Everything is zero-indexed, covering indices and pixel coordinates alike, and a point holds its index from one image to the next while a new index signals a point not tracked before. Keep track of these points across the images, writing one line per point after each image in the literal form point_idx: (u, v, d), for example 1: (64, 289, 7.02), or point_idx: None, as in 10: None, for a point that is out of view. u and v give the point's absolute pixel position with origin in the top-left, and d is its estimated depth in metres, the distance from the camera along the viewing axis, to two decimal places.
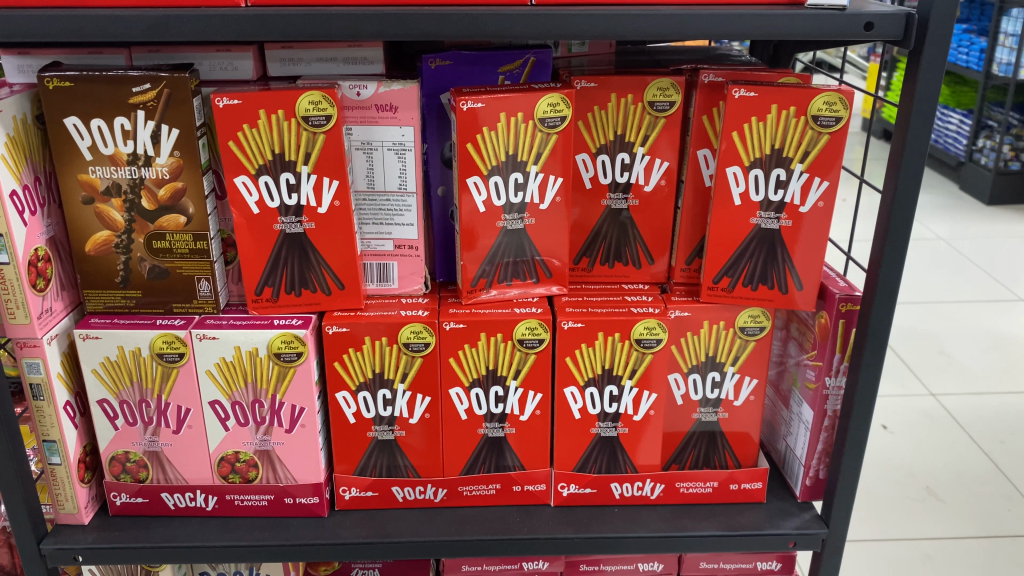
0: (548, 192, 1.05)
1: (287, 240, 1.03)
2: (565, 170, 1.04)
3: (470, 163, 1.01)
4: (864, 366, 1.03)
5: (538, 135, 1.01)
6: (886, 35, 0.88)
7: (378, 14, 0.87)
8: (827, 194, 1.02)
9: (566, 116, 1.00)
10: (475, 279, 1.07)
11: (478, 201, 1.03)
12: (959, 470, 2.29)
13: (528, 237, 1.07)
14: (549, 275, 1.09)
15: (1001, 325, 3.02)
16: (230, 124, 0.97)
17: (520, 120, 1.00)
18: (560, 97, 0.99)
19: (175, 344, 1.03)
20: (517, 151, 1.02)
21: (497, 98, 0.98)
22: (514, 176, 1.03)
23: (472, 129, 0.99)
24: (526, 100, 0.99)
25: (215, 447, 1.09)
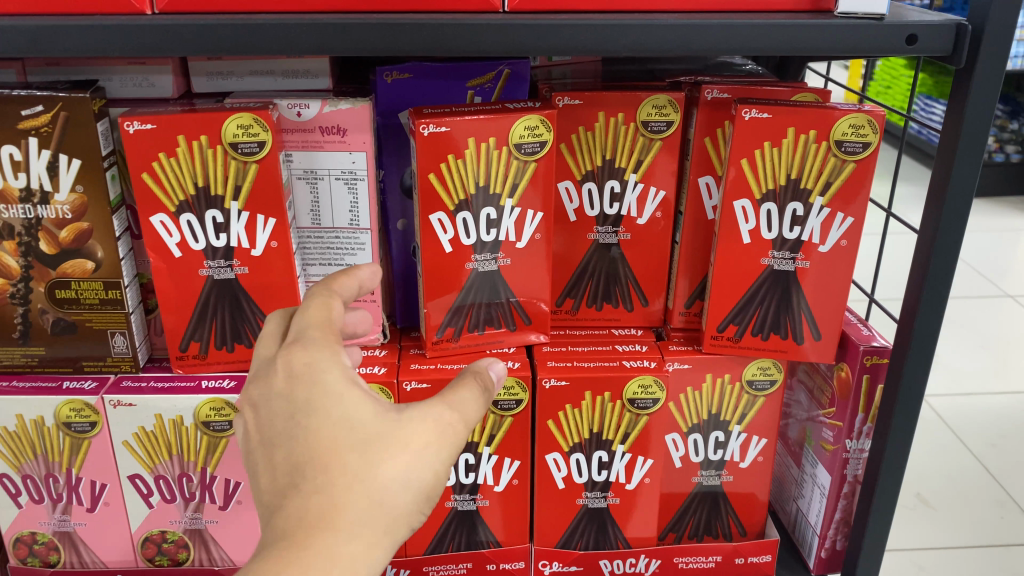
0: (525, 228, 0.89)
1: (216, 287, 0.87)
2: (545, 204, 0.88)
3: (433, 197, 0.85)
4: (894, 429, 0.89)
5: (514, 162, 0.85)
6: (931, 50, 0.73)
7: (316, 24, 0.71)
8: (851, 232, 0.88)
9: (546, 141, 0.85)
10: (440, 328, 0.92)
11: (443, 241, 0.88)
12: (950, 475, 2.06)
13: (502, 280, 0.91)
14: (528, 322, 0.94)
15: (988, 321, 2.86)
16: (143, 154, 0.81)
17: (493, 146, 0.84)
18: (539, 118, 0.84)
19: (85, 413, 0.87)
20: (488, 182, 0.86)
21: (464, 120, 0.82)
22: (485, 211, 0.87)
23: (435, 156, 0.83)
24: (498, 122, 0.83)
25: (138, 527, 0.93)
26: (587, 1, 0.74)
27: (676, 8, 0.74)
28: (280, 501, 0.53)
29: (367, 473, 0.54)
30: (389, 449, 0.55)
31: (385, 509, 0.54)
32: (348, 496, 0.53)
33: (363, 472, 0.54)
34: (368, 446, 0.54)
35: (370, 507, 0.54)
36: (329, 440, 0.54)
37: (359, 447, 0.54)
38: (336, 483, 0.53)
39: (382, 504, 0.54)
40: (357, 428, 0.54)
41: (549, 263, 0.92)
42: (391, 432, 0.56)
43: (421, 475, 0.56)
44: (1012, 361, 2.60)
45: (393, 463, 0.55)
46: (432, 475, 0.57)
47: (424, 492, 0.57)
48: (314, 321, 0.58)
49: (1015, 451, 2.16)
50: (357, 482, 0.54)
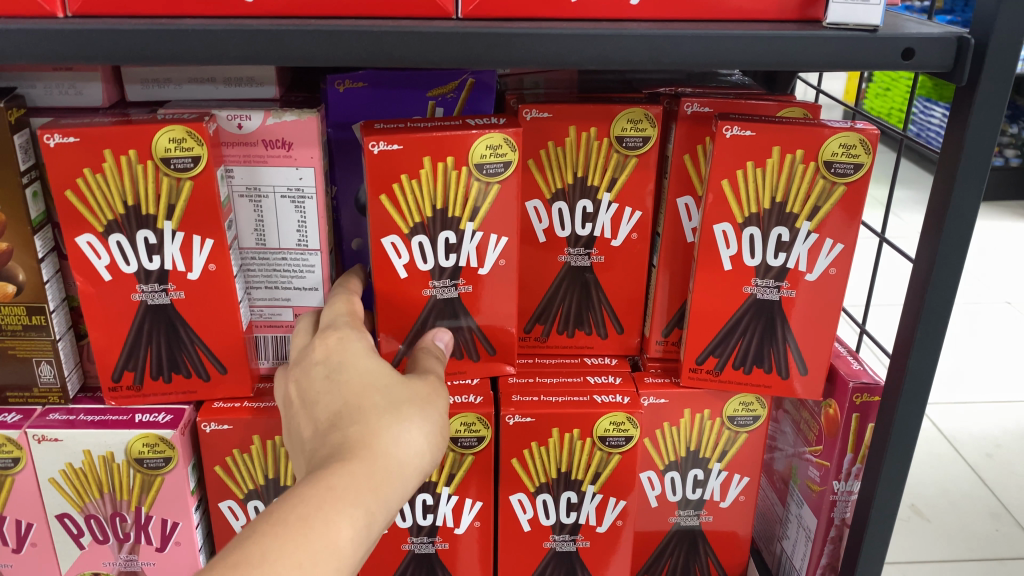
0: (488, 254, 0.81)
1: (149, 313, 0.79)
2: (510, 228, 0.80)
3: (385, 219, 0.78)
4: (884, 472, 0.82)
5: (473, 183, 0.77)
6: (929, 65, 0.66)
7: (245, 30, 0.64)
8: (841, 259, 0.81)
9: (511, 161, 0.77)
10: (396, 358, 0.85)
11: (398, 266, 0.80)
12: (945, 487, 2.00)
13: (464, 309, 0.83)
14: (491, 352, 0.86)
15: (986, 328, 2.79)
16: (67, 169, 0.73)
17: (451, 166, 0.76)
18: (502, 137, 0.75)
19: (7, 448, 0.80)
20: (446, 205, 0.78)
21: (417, 136, 0.75)
22: (443, 236, 0.79)
23: (386, 176, 0.76)
24: (455, 140, 0.75)
25: (68, 568, 0.86)
26: (549, 8, 0.67)
27: (648, 16, 0.67)
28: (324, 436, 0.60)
29: (394, 408, 0.61)
30: (409, 393, 0.63)
31: (412, 438, 0.60)
32: (381, 422, 0.59)
33: (390, 406, 0.61)
34: (392, 390, 0.62)
35: (400, 435, 0.59)
36: (359, 387, 0.62)
37: (384, 390, 0.62)
38: (370, 413, 0.60)
39: (409, 437, 0.60)
40: (381, 376, 0.63)
41: (514, 291, 0.83)
42: (406, 385, 0.63)
43: (434, 419, 0.63)
44: (1010, 369, 2.54)
45: (415, 402, 0.62)
46: (442, 425, 0.64)
47: (440, 437, 0.62)
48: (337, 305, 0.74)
49: (1012, 462, 2.10)
50: (386, 413, 0.60)
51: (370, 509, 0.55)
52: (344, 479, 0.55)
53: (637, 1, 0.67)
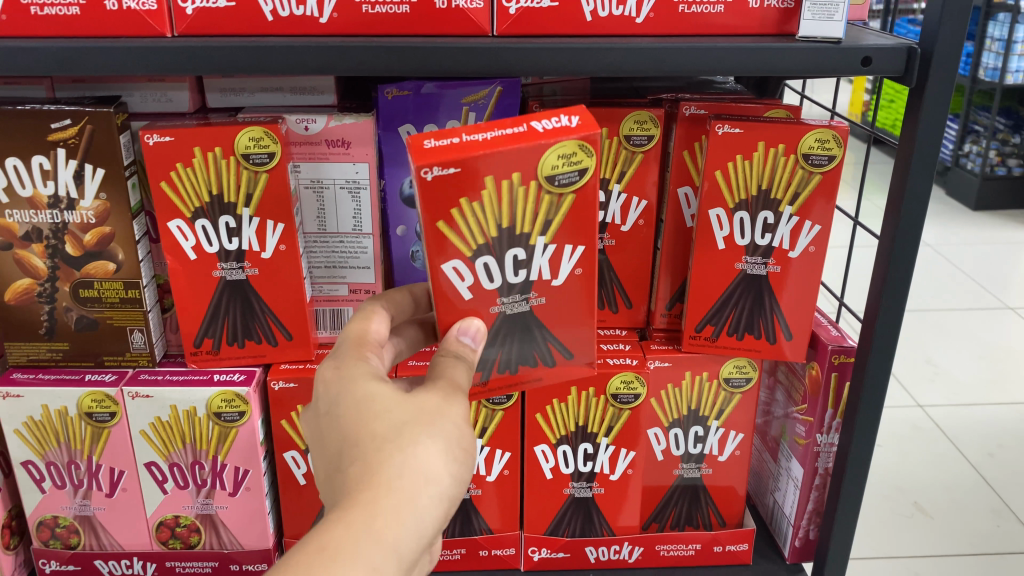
0: (562, 265, 0.76)
1: (228, 287, 0.93)
2: (584, 237, 0.75)
3: (444, 246, 0.72)
4: (858, 423, 0.95)
5: (546, 198, 0.72)
6: (885, 71, 0.79)
7: (319, 46, 0.77)
8: (818, 238, 0.94)
9: (585, 168, 0.71)
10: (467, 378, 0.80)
11: (461, 289, 0.75)
12: (947, 484, 2.12)
13: (534, 322, 0.79)
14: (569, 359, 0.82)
15: (986, 332, 2.90)
16: (162, 164, 0.88)
17: (517, 183, 0.70)
18: (576, 144, 0.70)
19: (106, 403, 0.94)
20: (511, 224, 0.72)
21: (479, 157, 0.69)
22: (512, 253, 0.74)
23: (443, 202, 0.70)
24: (527, 155, 0.69)
25: (153, 512, 1.00)
26: (570, 26, 0.80)
27: (651, 32, 0.81)
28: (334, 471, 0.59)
29: (396, 434, 0.58)
30: (412, 412, 0.60)
31: (417, 465, 0.57)
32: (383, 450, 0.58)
33: (393, 429, 0.59)
34: (394, 414, 0.60)
35: (401, 466, 0.57)
36: (361, 416, 0.60)
37: (386, 416, 0.60)
38: (374, 442, 0.58)
39: (416, 463, 0.58)
40: (380, 402, 0.60)
41: (591, 299, 0.79)
42: (413, 401, 0.62)
43: (438, 441, 0.59)
44: (1009, 371, 2.65)
45: (420, 420, 0.60)
46: (457, 435, 0.61)
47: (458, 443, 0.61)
48: (344, 333, 0.70)
49: (1013, 461, 2.21)
50: (389, 441, 0.58)
51: (373, 561, 0.53)
52: (339, 531, 0.53)
53: (642, 20, 0.80)
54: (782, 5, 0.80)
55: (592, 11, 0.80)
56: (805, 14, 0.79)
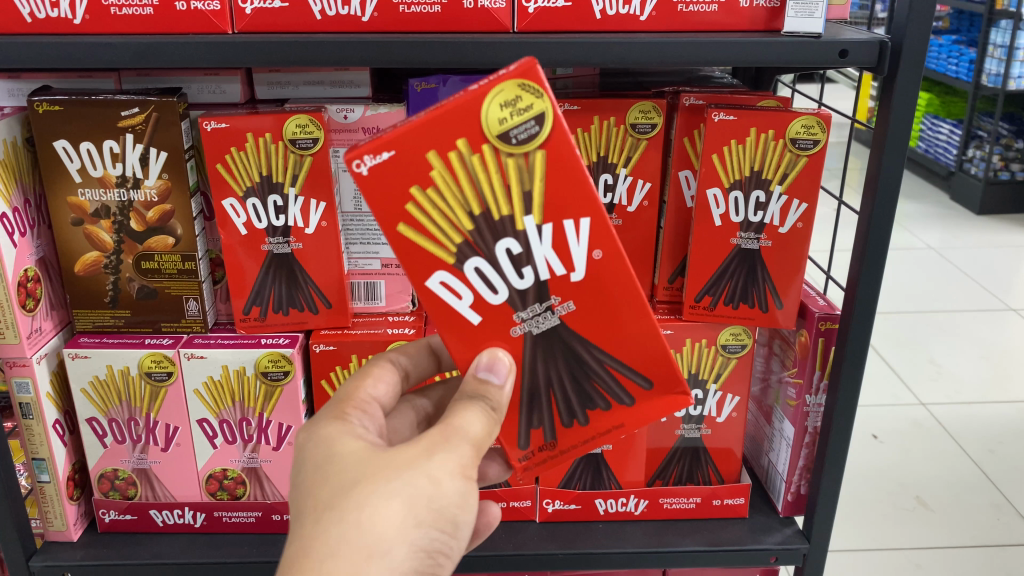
0: (565, 249, 0.74)
1: (275, 260, 1.04)
2: (574, 205, 0.73)
3: (424, 255, 0.73)
4: (842, 384, 1.05)
5: (508, 160, 0.71)
6: (860, 62, 0.90)
7: (362, 41, 0.88)
8: (806, 215, 1.04)
9: (536, 111, 0.70)
10: (527, 436, 0.83)
11: (465, 308, 0.75)
12: (947, 479, 2.22)
13: (575, 338, 0.78)
14: (649, 387, 0.82)
15: (988, 331, 2.99)
16: (218, 148, 0.98)
17: (467, 150, 0.70)
18: (513, 88, 0.69)
19: (164, 363, 1.04)
20: (483, 207, 0.72)
21: (408, 136, 0.69)
22: (504, 248, 0.73)
23: (396, 203, 0.71)
24: (462, 117, 0.69)
25: (203, 465, 1.11)
26: (582, 23, 0.91)
27: (654, 28, 0.91)
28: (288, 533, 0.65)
29: (347, 496, 0.64)
30: (367, 473, 0.65)
31: (362, 524, 0.62)
32: (332, 516, 0.63)
33: (343, 494, 0.64)
34: (351, 476, 0.65)
35: (343, 528, 0.62)
36: (320, 480, 0.66)
37: (343, 478, 0.65)
38: (320, 507, 0.64)
39: (360, 523, 0.62)
40: (340, 467, 0.66)
41: (619, 290, 0.76)
42: (375, 462, 0.66)
43: (392, 502, 0.63)
44: (1009, 368, 2.74)
45: (374, 482, 0.64)
46: (420, 494, 0.65)
47: (422, 498, 0.65)
48: (342, 393, 0.77)
49: (1013, 458, 2.30)
50: (339, 500, 0.63)
51: None
52: None
53: (645, 18, 0.91)
54: (769, 4, 0.91)
55: (602, 10, 0.90)
56: (789, 12, 0.89)
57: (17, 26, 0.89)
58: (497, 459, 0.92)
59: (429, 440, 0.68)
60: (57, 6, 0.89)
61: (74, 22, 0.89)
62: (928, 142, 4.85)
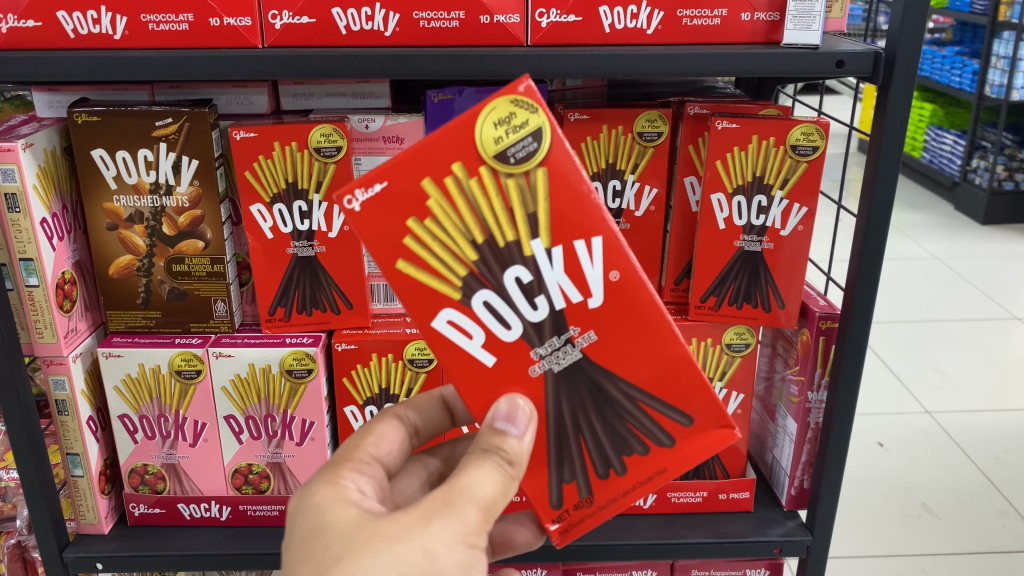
0: (578, 273, 0.77)
1: (299, 263, 1.09)
2: (579, 223, 0.76)
3: (431, 292, 0.76)
4: (842, 381, 1.09)
5: (508, 181, 0.75)
6: (856, 71, 0.95)
7: (384, 55, 0.93)
8: (806, 218, 1.09)
9: (530, 127, 0.74)
10: (562, 492, 0.84)
11: (478, 347, 0.78)
12: (953, 486, 2.25)
13: (600, 373, 0.80)
14: (688, 425, 0.83)
15: (992, 339, 3.02)
16: (247, 156, 1.03)
17: (465, 174, 0.74)
18: (504, 108, 0.73)
19: (193, 361, 1.09)
20: (486, 234, 0.75)
21: (401, 169, 0.74)
22: (514, 277, 0.76)
23: (397, 242, 0.75)
24: (456, 142, 0.74)
25: (230, 460, 1.16)
26: (592, 37, 0.96)
27: (660, 41, 0.97)
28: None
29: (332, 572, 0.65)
30: (353, 548, 0.66)
31: None
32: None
33: (327, 573, 0.65)
34: (339, 550, 0.66)
35: None
36: (311, 551, 0.68)
37: (331, 550, 0.67)
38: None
39: None
40: (331, 539, 0.68)
41: (638, 315, 0.79)
42: (364, 534, 0.67)
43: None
44: (1013, 376, 2.77)
45: (359, 559, 0.65)
46: (406, 568, 0.65)
47: (414, 573, 0.65)
48: (344, 454, 0.79)
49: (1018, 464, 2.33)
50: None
51: None
52: None
53: (652, 31, 0.96)
54: (769, 18, 0.96)
55: (611, 24, 0.95)
56: (789, 25, 0.94)
57: (60, 41, 0.95)
58: (528, 523, 0.94)
59: (426, 510, 0.68)
60: (99, 22, 0.94)
61: (115, 37, 0.95)
62: (932, 153, 4.89)
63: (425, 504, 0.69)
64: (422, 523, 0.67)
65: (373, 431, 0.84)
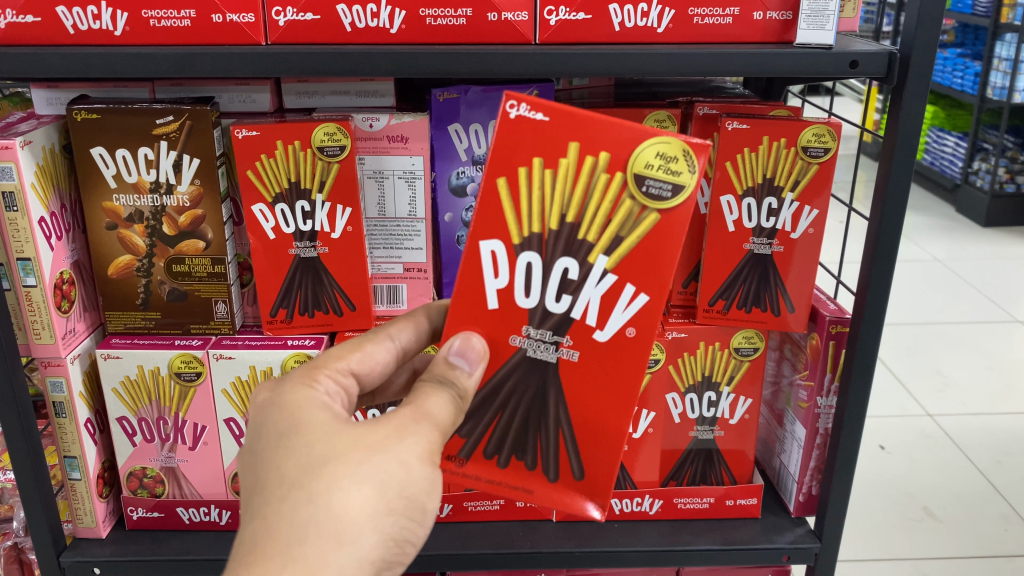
0: (608, 312, 0.77)
1: (301, 264, 1.07)
2: (643, 279, 0.76)
3: (495, 220, 0.76)
4: (853, 386, 1.07)
5: (626, 201, 0.75)
6: (870, 72, 0.93)
7: (390, 52, 0.91)
8: (817, 221, 1.07)
9: (678, 184, 0.75)
10: (452, 439, 0.83)
11: (491, 290, 0.78)
12: (956, 490, 2.23)
13: (554, 384, 0.80)
14: (579, 479, 0.83)
15: (994, 342, 3.01)
16: (249, 155, 1.02)
17: (604, 166, 0.75)
18: (675, 150, 0.74)
19: (193, 363, 1.08)
20: (576, 218, 0.76)
21: (576, 117, 0.75)
22: (563, 264, 0.76)
23: (513, 159, 0.76)
24: (626, 141, 0.74)
25: (229, 463, 1.14)
26: (601, 36, 0.94)
27: (671, 40, 0.95)
28: (246, 503, 0.66)
29: (323, 472, 0.65)
30: (339, 450, 0.66)
31: (340, 502, 0.64)
32: (304, 494, 0.63)
33: (313, 472, 0.65)
34: (324, 452, 0.66)
35: (318, 505, 0.63)
36: (290, 452, 0.66)
37: (316, 451, 0.66)
38: (286, 483, 0.64)
39: (335, 501, 0.64)
40: (314, 439, 0.67)
41: (620, 373, 0.79)
42: (348, 438, 0.68)
43: (363, 484, 0.65)
44: (1015, 379, 2.76)
45: (347, 464, 0.66)
46: (393, 478, 0.67)
47: (393, 483, 0.67)
48: (320, 361, 0.77)
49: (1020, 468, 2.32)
50: (313, 475, 0.64)
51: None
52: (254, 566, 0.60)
53: (663, 30, 0.94)
54: (781, 17, 0.94)
55: (620, 23, 0.94)
56: (802, 24, 0.93)
57: (60, 37, 0.93)
58: None
59: (400, 425, 0.70)
60: (99, 18, 0.93)
61: (115, 33, 0.93)
62: (934, 155, 4.88)
63: (401, 422, 0.71)
64: (400, 434, 0.69)
65: (359, 346, 0.82)
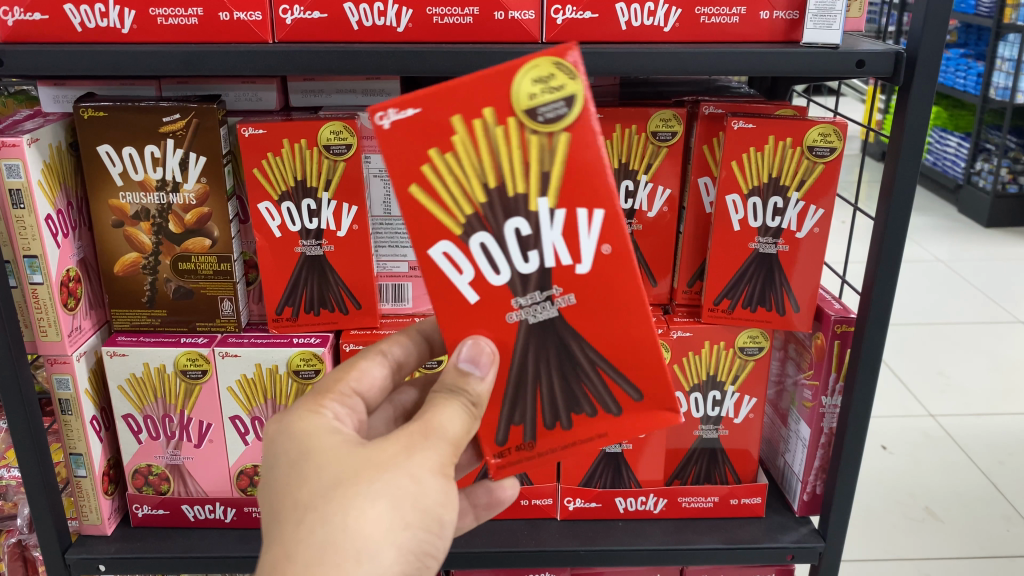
0: (572, 244, 0.76)
1: (307, 262, 1.07)
2: (591, 199, 0.75)
3: (432, 221, 0.76)
4: (857, 386, 1.07)
5: (531, 137, 0.74)
6: (875, 71, 0.93)
7: (396, 51, 0.91)
8: (822, 220, 1.07)
9: (567, 94, 0.73)
10: (509, 431, 0.84)
11: (466, 285, 0.77)
12: (959, 491, 2.23)
13: (570, 334, 0.80)
14: (638, 400, 0.84)
15: (995, 342, 3.01)
16: (256, 153, 1.02)
17: (493, 121, 0.73)
18: (547, 67, 0.72)
19: (199, 361, 1.08)
20: (501, 180, 0.75)
21: (437, 95, 0.73)
22: (513, 225, 0.75)
23: (412, 164, 0.74)
24: (498, 86, 0.73)
25: (234, 461, 1.14)
26: (608, 34, 0.94)
27: (678, 39, 0.95)
28: (266, 532, 0.67)
29: (334, 493, 0.65)
30: (350, 471, 0.67)
31: (352, 522, 0.64)
32: (317, 516, 0.64)
33: (326, 494, 0.65)
34: (335, 475, 0.67)
35: (330, 526, 0.64)
36: (303, 479, 0.67)
37: (327, 476, 0.67)
38: (300, 507, 0.65)
39: (347, 521, 0.64)
40: (325, 464, 0.67)
41: (626, 284, 0.78)
42: (359, 458, 0.68)
43: (376, 502, 0.65)
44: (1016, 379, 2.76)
45: (357, 482, 0.66)
46: (408, 493, 0.67)
47: (407, 498, 0.67)
48: (320, 387, 0.77)
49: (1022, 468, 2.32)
50: (325, 498, 0.65)
51: None
52: None
53: (669, 29, 0.94)
54: (788, 17, 0.94)
55: (627, 21, 0.94)
56: (809, 23, 0.93)
57: (68, 34, 0.93)
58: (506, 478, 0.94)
59: (412, 441, 0.70)
60: (107, 16, 0.93)
61: (123, 31, 0.93)
62: (936, 155, 4.88)
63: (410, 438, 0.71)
64: (410, 451, 0.69)
65: (355, 365, 0.82)
